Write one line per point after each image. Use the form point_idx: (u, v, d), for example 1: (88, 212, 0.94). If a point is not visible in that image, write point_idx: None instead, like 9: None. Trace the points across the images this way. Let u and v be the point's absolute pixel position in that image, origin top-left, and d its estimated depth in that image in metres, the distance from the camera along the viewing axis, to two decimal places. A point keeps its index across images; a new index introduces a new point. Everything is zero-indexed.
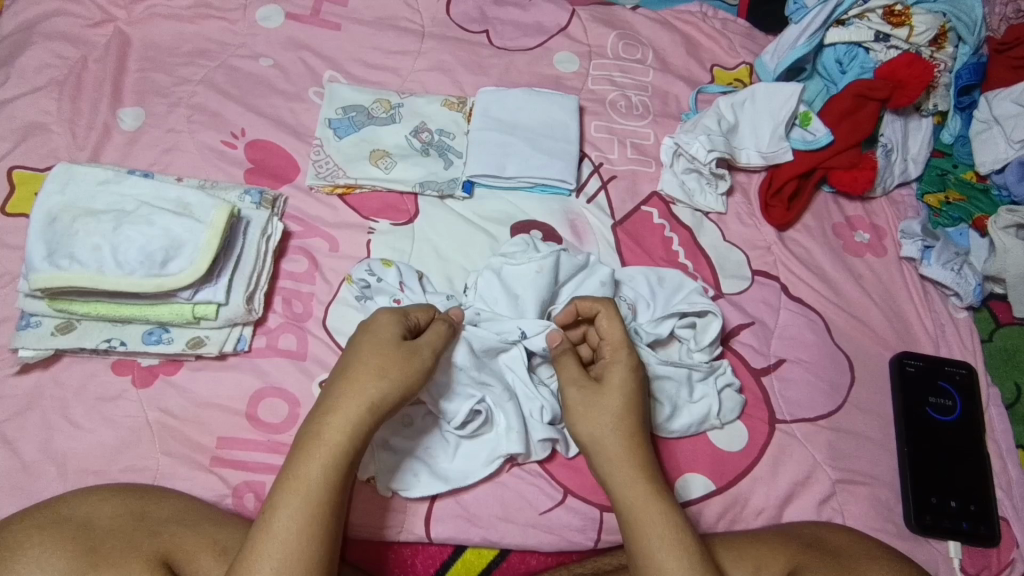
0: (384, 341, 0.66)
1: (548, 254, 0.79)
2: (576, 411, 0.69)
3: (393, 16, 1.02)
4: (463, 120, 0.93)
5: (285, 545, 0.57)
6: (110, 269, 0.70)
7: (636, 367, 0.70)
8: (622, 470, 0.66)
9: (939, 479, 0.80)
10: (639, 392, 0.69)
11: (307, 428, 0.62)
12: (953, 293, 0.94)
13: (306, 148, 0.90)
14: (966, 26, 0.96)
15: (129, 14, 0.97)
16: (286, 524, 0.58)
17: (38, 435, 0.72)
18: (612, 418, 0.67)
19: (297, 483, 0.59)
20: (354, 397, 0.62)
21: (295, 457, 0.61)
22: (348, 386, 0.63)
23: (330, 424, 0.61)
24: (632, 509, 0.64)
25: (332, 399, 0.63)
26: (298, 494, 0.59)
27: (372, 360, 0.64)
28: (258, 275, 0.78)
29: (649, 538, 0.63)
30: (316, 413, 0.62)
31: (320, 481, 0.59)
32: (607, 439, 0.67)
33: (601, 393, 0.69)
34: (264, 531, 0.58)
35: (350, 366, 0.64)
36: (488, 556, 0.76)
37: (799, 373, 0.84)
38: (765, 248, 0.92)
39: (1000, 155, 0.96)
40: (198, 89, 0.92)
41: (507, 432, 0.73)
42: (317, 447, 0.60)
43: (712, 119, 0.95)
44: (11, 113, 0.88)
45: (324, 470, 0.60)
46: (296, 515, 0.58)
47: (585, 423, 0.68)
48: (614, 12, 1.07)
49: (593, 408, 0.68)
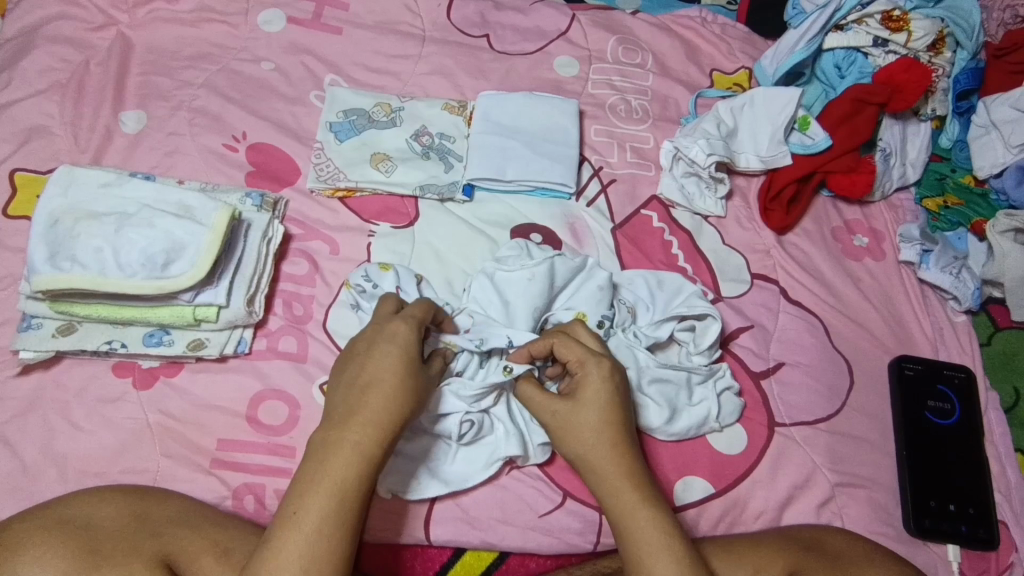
0: (408, 353, 0.65)
1: (542, 259, 0.79)
2: (556, 434, 0.69)
3: (394, 21, 1.02)
4: (463, 124, 0.93)
5: (315, 547, 0.57)
6: (112, 271, 0.70)
7: (607, 378, 0.68)
8: (608, 481, 0.66)
9: (939, 483, 0.80)
10: (617, 405, 0.68)
11: (333, 435, 0.61)
12: (950, 297, 0.94)
13: (307, 152, 0.90)
14: (963, 30, 0.98)
15: (131, 18, 0.97)
16: (316, 528, 0.58)
17: (39, 436, 0.72)
18: (593, 432, 0.67)
19: (326, 488, 0.59)
20: (385, 407, 0.62)
21: (322, 461, 0.60)
22: (376, 395, 0.62)
23: (361, 432, 0.61)
24: (621, 520, 0.65)
25: (362, 407, 0.62)
26: (328, 499, 0.59)
27: (399, 372, 0.64)
28: (259, 279, 0.78)
29: (640, 547, 0.63)
30: (347, 420, 0.62)
31: (351, 486, 0.60)
32: (590, 453, 0.67)
33: (572, 414, 0.68)
34: (291, 533, 0.57)
35: (375, 375, 0.63)
36: (488, 558, 0.78)
37: (798, 377, 0.84)
38: (763, 252, 0.92)
39: (997, 159, 0.97)
40: (199, 92, 0.92)
41: (506, 436, 0.74)
42: (349, 453, 0.60)
43: (711, 123, 0.96)
44: (13, 116, 0.88)
45: (356, 477, 0.60)
46: (327, 518, 0.58)
47: (567, 442, 0.68)
48: (614, 16, 1.07)
49: (568, 433, 0.68)
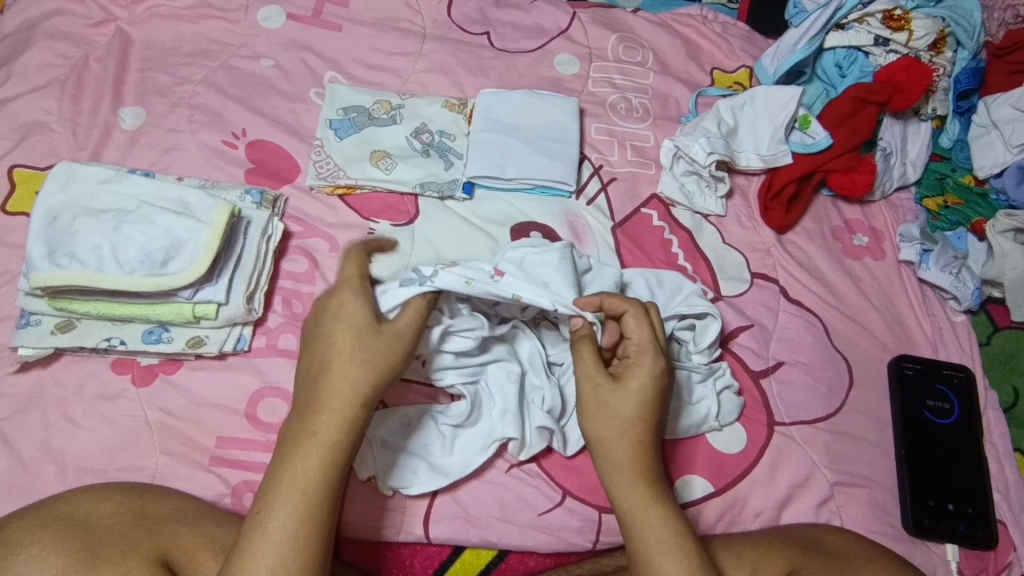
0: (354, 327, 0.64)
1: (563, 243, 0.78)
2: (586, 409, 0.68)
3: (394, 18, 1.02)
4: (463, 121, 0.93)
5: (282, 545, 0.56)
6: (110, 268, 0.69)
7: (656, 375, 0.67)
8: (626, 473, 0.66)
9: (937, 483, 0.80)
10: (657, 398, 0.67)
11: (297, 427, 0.61)
12: (950, 297, 0.94)
13: (306, 149, 0.90)
14: (964, 30, 0.98)
15: (130, 14, 0.97)
16: (281, 525, 0.57)
17: (37, 434, 0.72)
18: (623, 423, 0.66)
19: (290, 483, 0.58)
20: (340, 393, 0.61)
21: (287, 455, 0.60)
22: (330, 381, 0.62)
23: (319, 422, 0.61)
24: (631, 513, 0.64)
25: (321, 395, 0.61)
26: (291, 495, 0.58)
27: (346, 347, 0.63)
28: (258, 276, 0.78)
29: (649, 543, 0.63)
30: (301, 412, 0.62)
31: (314, 480, 0.59)
32: (613, 441, 0.66)
33: (615, 393, 0.67)
34: (259, 532, 0.57)
35: (328, 360, 0.63)
36: (486, 556, 0.76)
37: (797, 376, 0.84)
38: (763, 251, 0.92)
39: (998, 159, 0.97)
40: (199, 88, 0.92)
41: (501, 415, 0.74)
42: (309, 447, 0.60)
43: (712, 121, 0.96)
44: (12, 112, 0.88)
45: (320, 469, 0.59)
46: (291, 514, 0.57)
47: (595, 424, 0.67)
48: (615, 14, 1.07)
49: (604, 409, 0.67)
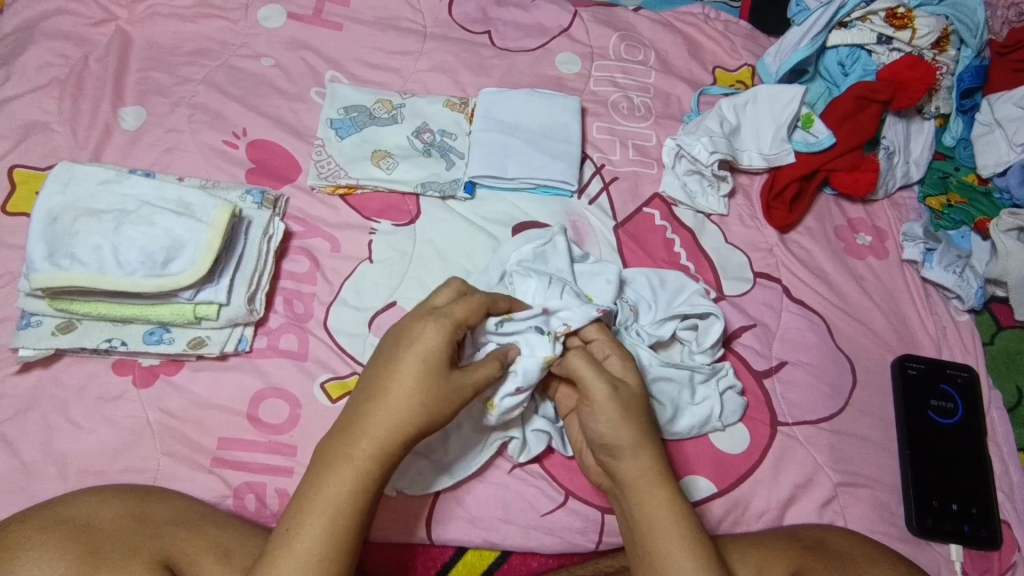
0: (428, 360, 0.62)
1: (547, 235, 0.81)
2: (607, 409, 0.65)
3: (395, 17, 1.02)
4: (465, 120, 0.93)
5: (301, 568, 0.57)
6: (110, 269, 0.69)
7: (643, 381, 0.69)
8: (649, 472, 0.64)
9: (941, 483, 0.80)
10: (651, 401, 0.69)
11: (337, 448, 0.61)
12: (954, 296, 0.94)
13: (307, 148, 0.90)
14: (967, 28, 0.97)
15: (130, 14, 0.97)
16: (307, 548, 0.57)
17: (38, 435, 0.72)
18: (638, 422, 0.66)
19: (322, 508, 0.58)
20: (387, 423, 0.61)
21: (321, 474, 0.60)
22: (382, 410, 0.61)
23: (361, 448, 0.60)
24: (657, 513, 0.63)
25: (365, 421, 0.61)
26: (320, 518, 0.58)
27: (409, 378, 0.61)
28: (259, 276, 0.78)
29: (677, 543, 0.62)
30: (344, 432, 0.61)
31: (343, 508, 0.59)
32: (635, 441, 0.65)
33: (626, 395, 0.66)
34: (284, 548, 0.57)
35: (386, 384, 0.62)
36: (489, 557, 0.77)
37: (800, 376, 0.84)
38: (766, 250, 0.92)
39: (1001, 158, 0.96)
40: (199, 88, 0.92)
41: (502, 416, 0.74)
42: (344, 472, 0.59)
43: (714, 121, 0.95)
44: (12, 112, 0.87)
45: (351, 497, 0.59)
46: (319, 540, 0.58)
47: (618, 424, 0.65)
48: (616, 13, 1.07)
49: (628, 412, 0.65)
